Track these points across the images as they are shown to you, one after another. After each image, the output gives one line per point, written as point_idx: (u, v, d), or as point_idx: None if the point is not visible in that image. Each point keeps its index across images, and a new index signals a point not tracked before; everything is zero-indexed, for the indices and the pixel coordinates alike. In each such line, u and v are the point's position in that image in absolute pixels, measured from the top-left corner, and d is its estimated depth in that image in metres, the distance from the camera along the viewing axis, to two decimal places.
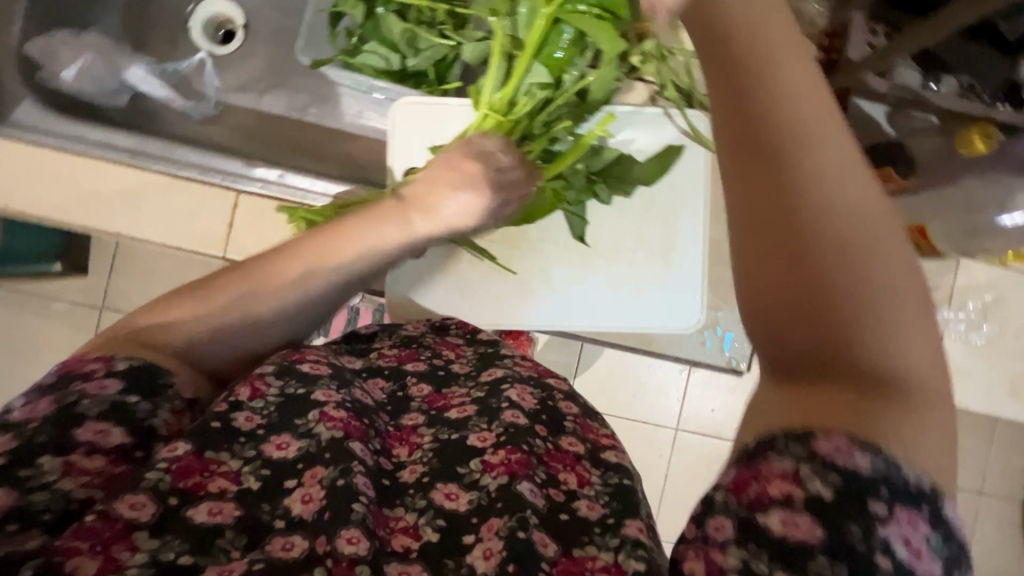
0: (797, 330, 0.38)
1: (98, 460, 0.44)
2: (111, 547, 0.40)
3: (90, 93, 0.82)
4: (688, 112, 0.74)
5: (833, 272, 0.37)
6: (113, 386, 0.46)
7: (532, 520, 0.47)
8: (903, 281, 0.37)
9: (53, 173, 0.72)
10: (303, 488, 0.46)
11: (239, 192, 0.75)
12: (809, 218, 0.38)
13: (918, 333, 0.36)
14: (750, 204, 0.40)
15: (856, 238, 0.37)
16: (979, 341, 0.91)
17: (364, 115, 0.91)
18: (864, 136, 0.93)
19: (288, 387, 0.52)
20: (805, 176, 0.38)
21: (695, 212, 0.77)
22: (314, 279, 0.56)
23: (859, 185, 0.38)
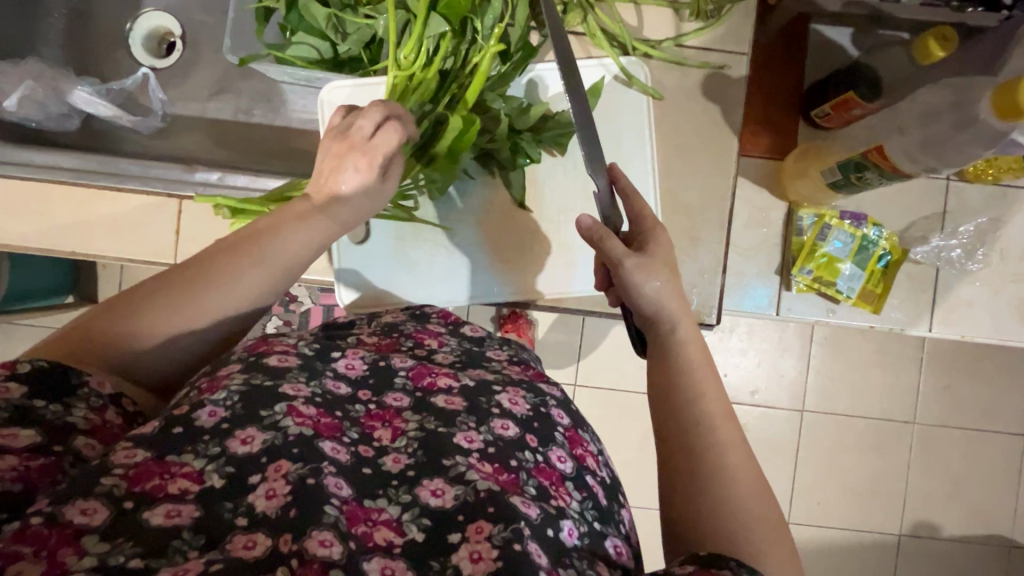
0: (702, 503, 0.49)
1: (10, 459, 0.39)
2: (58, 552, 0.35)
3: (37, 119, 0.84)
4: (622, 60, 0.73)
5: (722, 461, 0.50)
6: (17, 390, 0.42)
7: (526, 532, 0.41)
8: (768, 499, 0.50)
9: (17, 205, 0.77)
10: (267, 483, 0.40)
11: (182, 199, 0.78)
12: (680, 418, 0.53)
13: (763, 498, 0.49)
14: (669, 402, 0.54)
15: (713, 430, 0.52)
16: (976, 267, 0.85)
17: (309, 108, 0.90)
18: (829, 62, 0.87)
19: (253, 378, 0.46)
20: (699, 399, 0.54)
21: (643, 164, 0.75)
22: (248, 269, 0.54)
23: (735, 421, 0.53)
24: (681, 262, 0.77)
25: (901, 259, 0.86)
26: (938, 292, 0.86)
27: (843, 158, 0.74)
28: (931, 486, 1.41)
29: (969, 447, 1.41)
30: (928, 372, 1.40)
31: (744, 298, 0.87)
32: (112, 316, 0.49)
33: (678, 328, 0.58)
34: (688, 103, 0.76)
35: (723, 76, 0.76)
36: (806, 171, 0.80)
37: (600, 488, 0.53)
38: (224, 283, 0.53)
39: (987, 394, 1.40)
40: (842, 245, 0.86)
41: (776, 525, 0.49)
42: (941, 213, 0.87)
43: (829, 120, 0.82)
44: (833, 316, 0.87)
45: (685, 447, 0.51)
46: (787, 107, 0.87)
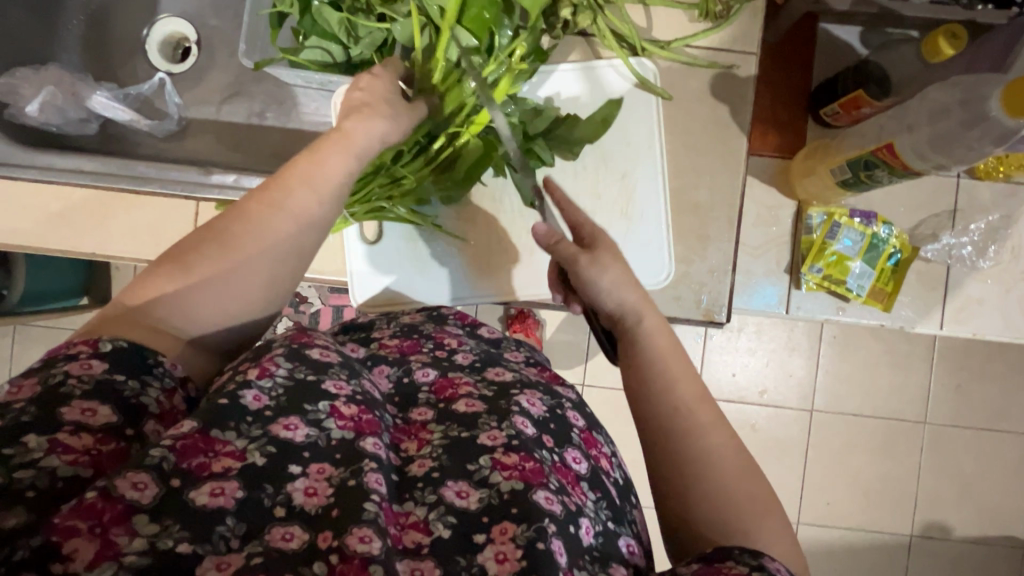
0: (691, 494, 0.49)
1: (86, 438, 0.40)
2: (112, 530, 0.36)
3: (57, 124, 0.87)
4: (632, 61, 0.74)
5: (702, 450, 0.50)
6: (100, 366, 0.43)
7: (550, 530, 0.43)
8: (754, 479, 0.50)
9: (40, 206, 0.78)
10: (308, 480, 0.41)
11: (199, 201, 0.80)
12: (657, 409, 0.53)
13: (749, 478, 0.50)
14: (643, 401, 0.54)
15: (692, 415, 0.52)
16: (986, 265, 0.85)
17: (321, 111, 0.92)
18: (836, 61, 0.87)
19: (297, 372, 0.46)
20: (668, 390, 0.54)
21: (653, 164, 0.76)
22: (294, 219, 0.53)
23: (708, 406, 0.53)
24: (691, 260, 0.77)
25: (912, 256, 0.86)
26: (949, 290, 0.86)
27: (852, 156, 0.73)
28: (942, 487, 1.40)
29: (981, 447, 1.40)
30: (939, 372, 1.39)
31: (754, 297, 0.88)
32: (164, 285, 0.49)
33: (643, 321, 0.59)
34: (697, 103, 0.77)
35: (732, 75, 0.77)
36: (815, 169, 0.81)
37: (614, 487, 0.54)
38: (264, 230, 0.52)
39: (998, 393, 1.39)
40: (852, 243, 0.86)
41: (766, 504, 0.49)
42: (952, 211, 0.86)
43: (837, 119, 0.82)
44: (842, 314, 0.87)
45: (665, 441, 0.51)
46: (795, 106, 0.87)
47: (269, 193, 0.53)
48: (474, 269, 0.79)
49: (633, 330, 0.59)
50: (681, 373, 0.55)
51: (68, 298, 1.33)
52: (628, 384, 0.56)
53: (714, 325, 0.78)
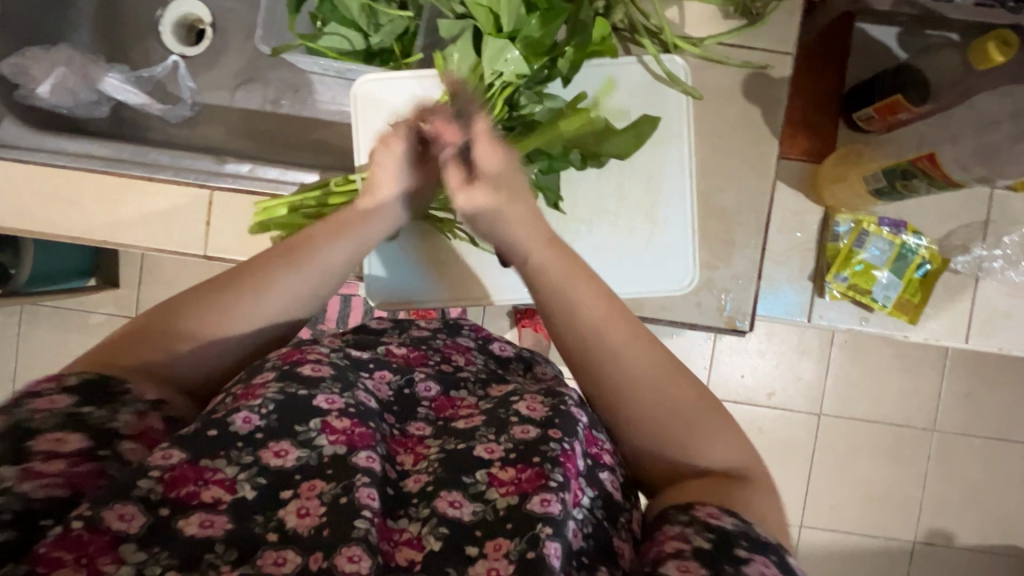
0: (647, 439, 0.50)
1: (59, 463, 0.40)
2: (98, 559, 0.37)
3: (69, 106, 0.85)
4: (663, 57, 0.71)
5: (644, 394, 0.50)
6: (64, 400, 0.42)
7: (544, 535, 0.41)
8: (695, 403, 0.50)
9: (48, 189, 0.77)
10: (300, 501, 0.41)
11: (213, 189, 0.77)
12: (571, 339, 0.52)
13: (674, 382, 0.50)
14: (577, 358, 0.52)
15: (603, 338, 0.50)
16: (1017, 278, 0.82)
17: (338, 99, 0.89)
18: (871, 64, 0.84)
19: (288, 387, 0.46)
20: (595, 341, 0.51)
21: (681, 165, 0.73)
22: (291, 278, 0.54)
23: (639, 347, 0.50)
24: (714, 266, 0.75)
25: (941, 267, 0.84)
26: (974, 302, 0.84)
27: (890, 164, 0.71)
28: (948, 494, 1.39)
29: (989, 456, 1.39)
30: (950, 380, 1.37)
31: (775, 305, 0.86)
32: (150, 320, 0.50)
33: (555, 271, 0.53)
34: (726, 104, 0.74)
35: (765, 76, 0.74)
36: (845, 176, 0.79)
37: (615, 484, 0.50)
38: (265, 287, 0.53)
39: (1011, 404, 1.37)
40: (879, 253, 0.84)
41: (703, 405, 0.51)
42: (983, 222, 0.84)
43: (871, 124, 0.80)
44: (865, 324, 0.85)
45: (608, 393, 0.51)
46: (826, 108, 0.84)
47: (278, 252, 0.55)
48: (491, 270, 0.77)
49: (547, 281, 0.53)
50: (601, 319, 0.51)
51: (74, 277, 1.33)
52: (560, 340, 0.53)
53: (736, 334, 0.76)
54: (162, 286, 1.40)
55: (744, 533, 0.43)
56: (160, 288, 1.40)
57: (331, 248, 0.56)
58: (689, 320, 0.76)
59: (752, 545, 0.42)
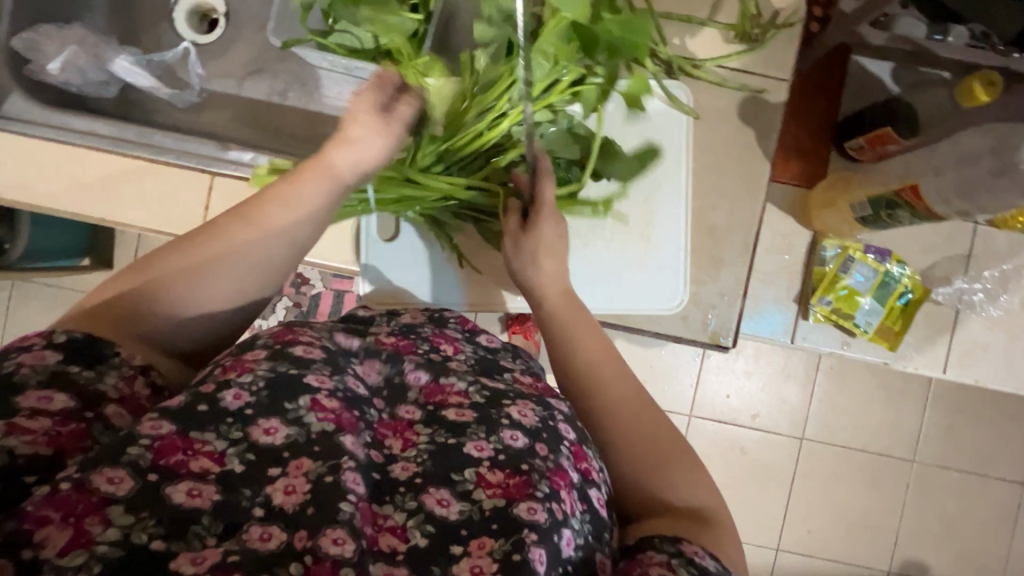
0: (627, 465, 0.55)
1: (43, 421, 0.40)
2: (84, 520, 0.37)
3: (78, 84, 0.86)
4: (666, 82, 0.74)
5: (624, 420, 0.57)
6: (53, 356, 0.43)
7: (529, 540, 0.43)
8: (670, 439, 0.57)
9: (46, 162, 0.77)
10: (288, 478, 0.42)
11: (214, 174, 0.78)
12: (569, 365, 0.61)
13: (650, 420, 0.57)
14: (570, 383, 0.61)
15: (597, 371, 0.60)
16: (996, 313, 0.85)
17: (343, 96, 0.91)
18: (866, 96, 0.86)
19: (279, 368, 0.47)
20: (585, 368, 0.61)
21: (677, 187, 0.75)
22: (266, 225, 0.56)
23: (623, 379, 0.60)
24: (702, 282, 0.77)
25: (923, 297, 0.85)
26: (954, 335, 0.86)
27: (874, 194, 0.73)
28: (925, 526, 1.41)
29: (967, 490, 1.40)
30: (931, 412, 1.39)
31: (762, 324, 0.87)
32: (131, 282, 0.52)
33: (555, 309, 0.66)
34: (723, 125, 0.76)
35: (762, 99, 0.76)
36: (835, 202, 0.80)
37: (603, 501, 0.52)
38: (226, 235, 0.55)
39: (987, 438, 1.39)
40: (864, 280, 0.85)
41: (674, 448, 0.56)
42: (966, 256, 0.86)
43: (861, 153, 0.82)
44: (848, 349, 0.87)
45: (592, 415, 0.58)
46: (820, 136, 0.87)
47: (248, 206, 0.57)
48: (484, 282, 0.82)
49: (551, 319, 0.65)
50: (592, 350, 0.62)
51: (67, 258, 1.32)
52: (557, 369, 0.62)
53: (721, 351, 0.78)
54: None
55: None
56: None
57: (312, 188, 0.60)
58: (674, 334, 0.77)
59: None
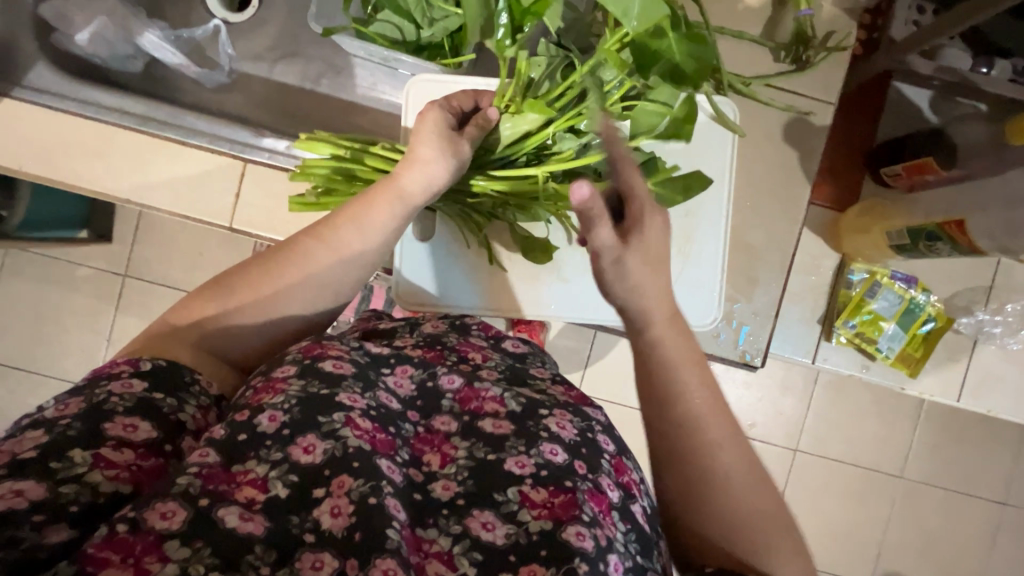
0: (721, 538, 0.49)
1: (127, 453, 0.42)
2: (143, 559, 0.37)
3: (103, 58, 0.83)
4: (715, 99, 0.74)
5: (727, 489, 0.50)
6: (138, 385, 0.46)
7: (581, 570, 0.42)
8: (776, 513, 0.50)
9: (72, 142, 0.74)
10: (332, 499, 0.42)
11: (247, 162, 0.76)
12: (670, 419, 0.52)
13: (756, 491, 0.50)
14: (665, 433, 0.52)
15: (703, 428, 0.51)
16: (1015, 345, 0.86)
17: (377, 87, 0.89)
18: (903, 122, 0.87)
19: (310, 387, 0.47)
20: (689, 421, 0.52)
21: (717, 207, 0.75)
22: (336, 254, 0.60)
23: (730, 440, 0.52)
24: (734, 300, 0.77)
25: (945, 326, 0.86)
26: (972, 362, 0.87)
27: (915, 224, 0.74)
28: (908, 540, 1.44)
29: (952, 507, 1.44)
30: (923, 431, 1.42)
31: (783, 344, 0.87)
32: (209, 305, 0.55)
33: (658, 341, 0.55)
34: (766, 146, 0.77)
35: (808, 122, 0.76)
36: (867, 228, 0.81)
37: (645, 514, 0.52)
38: (304, 262, 0.58)
39: (975, 460, 1.43)
40: (889, 305, 0.86)
41: (781, 523, 0.50)
42: (988, 287, 0.87)
43: (897, 181, 0.82)
44: (866, 371, 0.88)
45: (688, 475, 0.51)
46: (855, 161, 0.87)
47: (320, 229, 0.60)
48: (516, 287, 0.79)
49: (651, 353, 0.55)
50: (698, 401, 0.52)
51: (55, 228, 1.26)
52: (651, 414, 0.54)
53: (748, 368, 0.78)
54: (156, 248, 1.36)
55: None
56: (154, 250, 1.36)
57: (381, 212, 0.62)
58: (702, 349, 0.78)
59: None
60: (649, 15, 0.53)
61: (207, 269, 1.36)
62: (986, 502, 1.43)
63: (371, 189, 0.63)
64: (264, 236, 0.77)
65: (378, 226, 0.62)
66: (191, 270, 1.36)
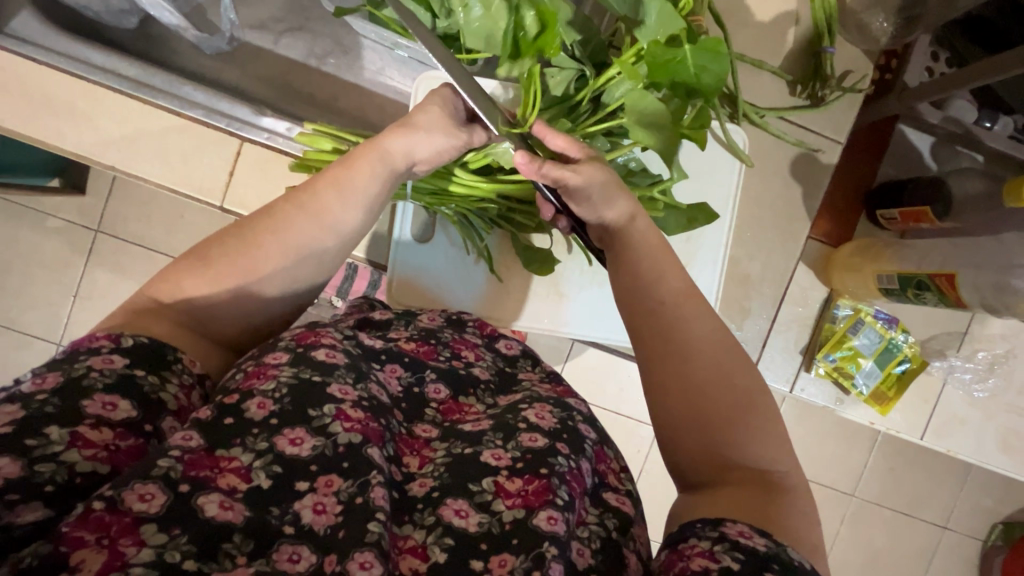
0: (693, 430, 0.47)
1: (105, 432, 0.40)
2: (119, 541, 0.35)
3: (96, 10, 0.79)
4: (728, 126, 0.74)
5: (702, 371, 0.48)
6: (120, 361, 0.43)
7: (550, 555, 0.42)
8: (754, 395, 0.48)
9: (57, 93, 0.70)
10: (316, 496, 0.41)
11: (244, 141, 0.73)
12: (638, 310, 0.52)
13: (733, 372, 0.48)
14: (640, 323, 0.51)
15: (675, 311, 0.51)
16: (980, 393, 0.88)
17: (384, 72, 0.86)
18: (904, 164, 0.88)
19: (302, 373, 0.45)
20: (662, 305, 0.51)
21: (717, 234, 0.75)
22: (316, 224, 0.56)
23: (705, 326, 0.50)
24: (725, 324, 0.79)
25: (919, 368, 0.89)
26: (939, 404, 0.90)
27: (907, 272, 0.76)
28: (851, 554, 1.51)
29: (897, 527, 1.50)
30: (878, 454, 1.48)
31: (764, 368, 0.89)
32: (191, 278, 0.51)
33: (632, 227, 0.54)
34: (771, 178, 0.78)
35: (813, 159, 0.78)
36: (859, 269, 0.83)
37: (621, 497, 0.52)
38: (294, 237, 0.55)
39: (923, 485, 1.49)
40: (870, 343, 0.88)
41: (753, 406, 0.48)
42: (962, 333, 0.90)
43: (891, 224, 0.84)
44: (839, 405, 0.91)
45: (663, 361, 0.49)
46: (853, 196, 0.88)
47: (297, 195, 0.57)
48: (510, 297, 0.80)
49: (635, 243, 0.54)
50: (668, 282, 0.52)
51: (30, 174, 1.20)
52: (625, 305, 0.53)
53: None
54: (132, 206, 1.30)
55: (776, 557, 0.38)
56: (130, 208, 1.30)
57: (366, 175, 0.58)
58: None
59: (784, 570, 0.37)
60: (666, 27, 0.53)
61: (184, 234, 1.31)
62: (928, 525, 1.50)
63: (354, 153, 0.60)
64: None
65: (360, 192, 0.58)
66: (167, 233, 1.31)
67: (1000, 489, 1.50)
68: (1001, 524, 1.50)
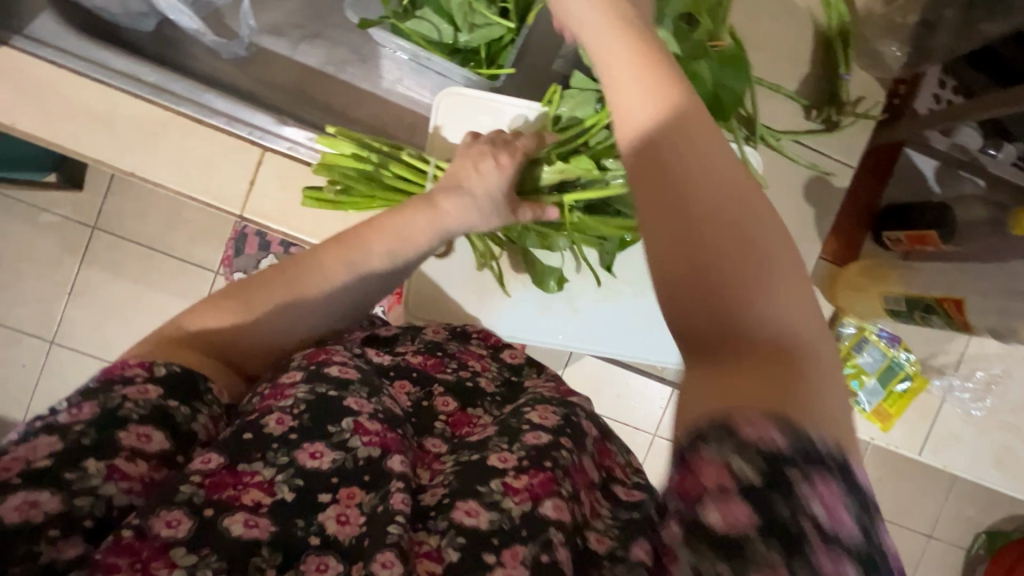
0: (697, 301, 0.35)
1: (141, 465, 0.39)
2: (150, 564, 0.36)
3: (115, 13, 0.79)
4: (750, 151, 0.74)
5: (714, 222, 0.35)
6: (155, 392, 0.42)
7: (556, 539, 0.42)
8: (782, 248, 0.35)
9: (73, 95, 0.70)
10: (339, 507, 0.41)
11: (265, 149, 0.73)
12: (640, 162, 0.39)
13: (756, 219, 0.36)
14: (640, 178, 0.39)
15: (691, 161, 0.37)
16: (977, 412, 0.90)
17: (402, 82, 0.85)
18: (907, 186, 0.90)
19: (318, 388, 0.46)
20: (669, 148, 0.38)
21: None
22: (356, 274, 0.57)
23: (720, 166, 0.37)
24: None
25: (922, 386, 0.92)
26: (935, 423, 0.91)
27: (914, 295, 0.79)
28: None
29: None
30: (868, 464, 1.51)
31: None
32: (223, 315, 0.52)
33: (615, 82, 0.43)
34: (785, 199, 0.80)
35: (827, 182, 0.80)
36: (866, 289, 0.85)
37: (631, 488, 0.50)
38: (328, 282, 0.56)
39: (909, 496, 1.53)
40: (874, 361, 0.94)
41: (778, 254, 0.35)
42: (959, 355, 0.92)
43: (897, 245, 0.86)
44: None
45: (667, 218, 0.37)
46: (858, 217, 0.90)
47: (341, 245, 0.58)
48: (527, 310, 0.81)
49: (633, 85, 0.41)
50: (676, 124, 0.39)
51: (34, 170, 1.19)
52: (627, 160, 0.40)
53: None
54: (131, 205, 1.28)
55: (802, 451, 0.28)
56: (129, 205, 1.28)
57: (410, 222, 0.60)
58: None
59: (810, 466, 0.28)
60: None
61: (183, 232, 1.29)
62: (912, 534, 1.53)
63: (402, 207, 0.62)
64: (274, 228, 0.74)
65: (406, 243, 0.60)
66: (165, 231, 1.29)
67: (984, 499, 1.54)
68: (984, 534, 1.54)
